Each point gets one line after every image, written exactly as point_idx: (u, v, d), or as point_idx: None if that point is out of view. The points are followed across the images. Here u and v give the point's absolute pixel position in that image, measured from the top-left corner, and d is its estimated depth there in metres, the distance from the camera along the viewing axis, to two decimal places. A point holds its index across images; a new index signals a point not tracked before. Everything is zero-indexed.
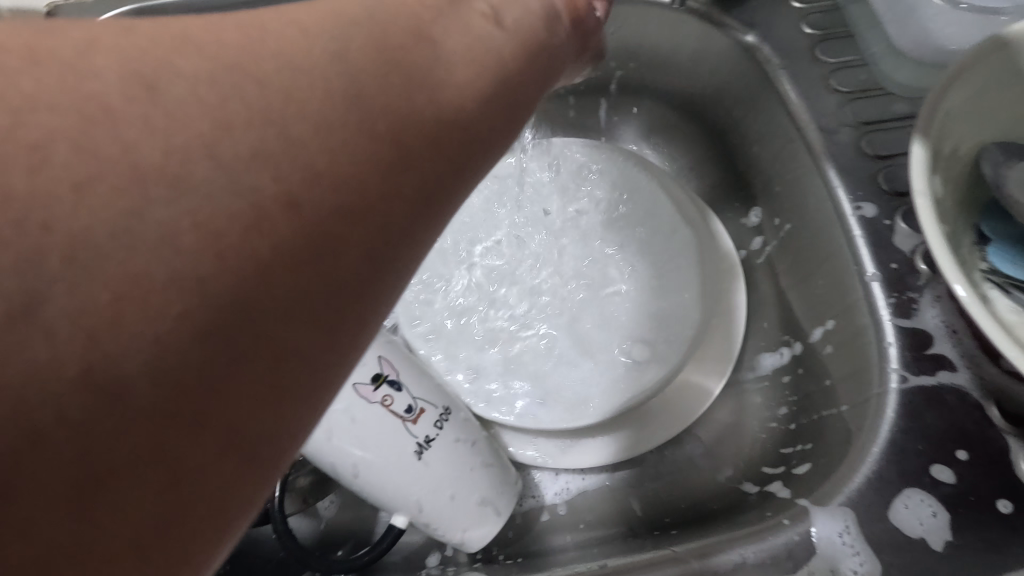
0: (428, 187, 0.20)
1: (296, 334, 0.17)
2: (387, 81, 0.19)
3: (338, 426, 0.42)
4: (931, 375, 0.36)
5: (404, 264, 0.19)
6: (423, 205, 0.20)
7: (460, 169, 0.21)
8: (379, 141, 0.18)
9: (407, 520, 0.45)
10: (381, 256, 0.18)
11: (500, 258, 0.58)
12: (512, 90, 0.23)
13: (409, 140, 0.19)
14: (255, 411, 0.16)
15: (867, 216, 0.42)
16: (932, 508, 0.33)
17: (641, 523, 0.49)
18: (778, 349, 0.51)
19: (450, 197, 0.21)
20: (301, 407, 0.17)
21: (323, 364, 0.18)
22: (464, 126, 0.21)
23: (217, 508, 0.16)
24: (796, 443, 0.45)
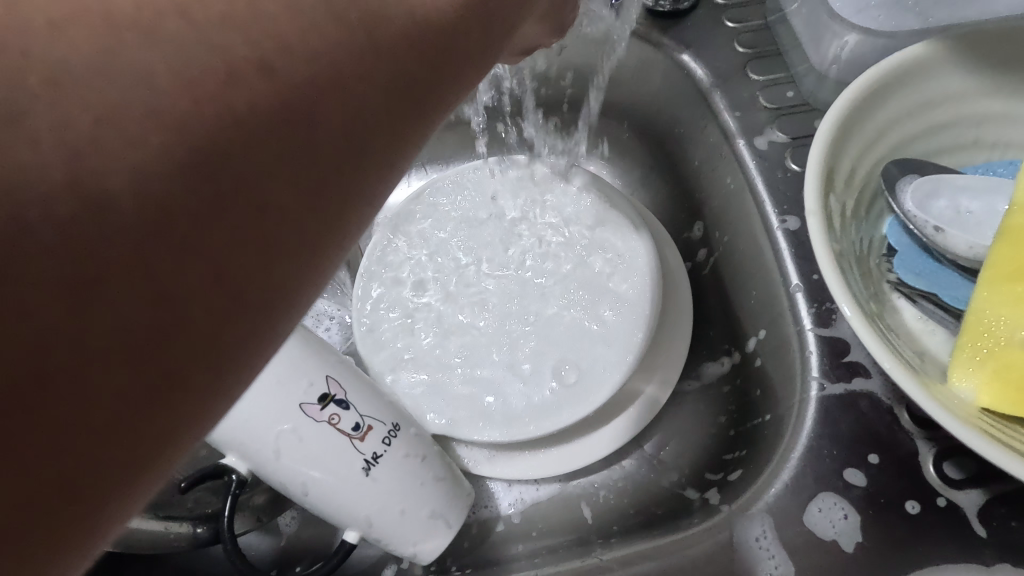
0: (374, 144, 0.20)
1: (280, 188, 0.17)
2: None
3: (286, 446, 0.43)
4: (846, 382, 0.38)
5: (384, 145, 0.20)
6: (402, 96, 0.20)
7: (438, 69, 0.21)
8: (356, 26, 0.18)
9: (359, 535, 0.46)
10: (360, 131, 0.19)
11: (455, 273, 0.60)
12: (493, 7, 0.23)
13: (386, 29, 0.19)
14: (242, 251, 0.17)
15: (792, 229, 0.44)
16: (844, 511, 0.34)
17: (591, 531, 0.51)
18: (718, 358, 0.54)
19: (429, 92, 0.21)
20: (287, 257, 0.18)
21: (307, 223, 0.18)
22: (417, 79, 0.20)
23: (206, 341, 0.16)
24: (736, 449, 0.48)
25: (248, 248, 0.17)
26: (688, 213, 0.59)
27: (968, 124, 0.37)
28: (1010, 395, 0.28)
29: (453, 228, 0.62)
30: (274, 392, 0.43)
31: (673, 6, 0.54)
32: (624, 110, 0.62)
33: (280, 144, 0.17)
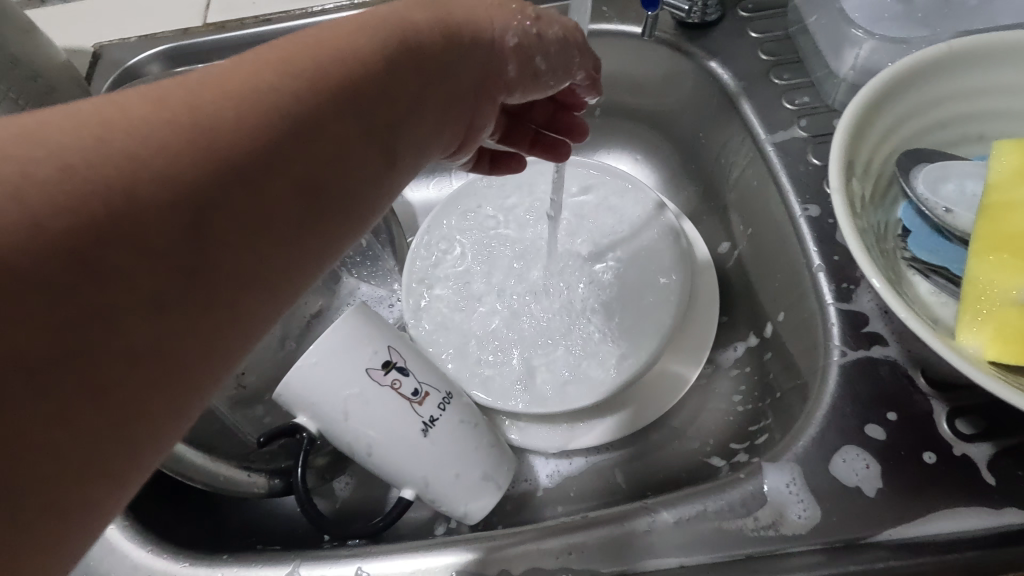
0: (232, 329, 0.24)
1: (151, 382, 0.21)
2: (254, 196, 0.24)
3: (354, 407, 0.48)
4: (867, 349, 0.42)
5: (243, 332, 0.24)
6: (264, 291, 0.25)
7: (304, 264, 0.26)
8: (236, 245, 0.23)
9: (415, 493, 0.50)
10: (224, 327, 0.23)
11: (497, 262, 0.65)
12: (374, 205, 0.29)
13: (263, 241, 0.24)
14: (112, 438, 0.21)
15: (813, 216, 0.48)
16: (866, 461, 0.38)
17: (626, 495, 0.55)
18: (733, 344, 0.60)
19: (289, 283, 0.26)
20: (150, 436, 0.22)
21: (171, 408, 0.22)
22: (286, 262, 0.25)
23: (67, 512, 0.20)
24: (761, 420, 0.52)
25: (117, 426, 0.21)
26: (714, 208, 0.64)
27: (970, 121, 0.42)
28: (1012, 347, 0.32)
29: (495, 221, 0.67)
30: (344, 358, 0.48)
31: (702, 17, 0.59)
32: (654, 115, 0.68)
33: (209, 288, 0.23)
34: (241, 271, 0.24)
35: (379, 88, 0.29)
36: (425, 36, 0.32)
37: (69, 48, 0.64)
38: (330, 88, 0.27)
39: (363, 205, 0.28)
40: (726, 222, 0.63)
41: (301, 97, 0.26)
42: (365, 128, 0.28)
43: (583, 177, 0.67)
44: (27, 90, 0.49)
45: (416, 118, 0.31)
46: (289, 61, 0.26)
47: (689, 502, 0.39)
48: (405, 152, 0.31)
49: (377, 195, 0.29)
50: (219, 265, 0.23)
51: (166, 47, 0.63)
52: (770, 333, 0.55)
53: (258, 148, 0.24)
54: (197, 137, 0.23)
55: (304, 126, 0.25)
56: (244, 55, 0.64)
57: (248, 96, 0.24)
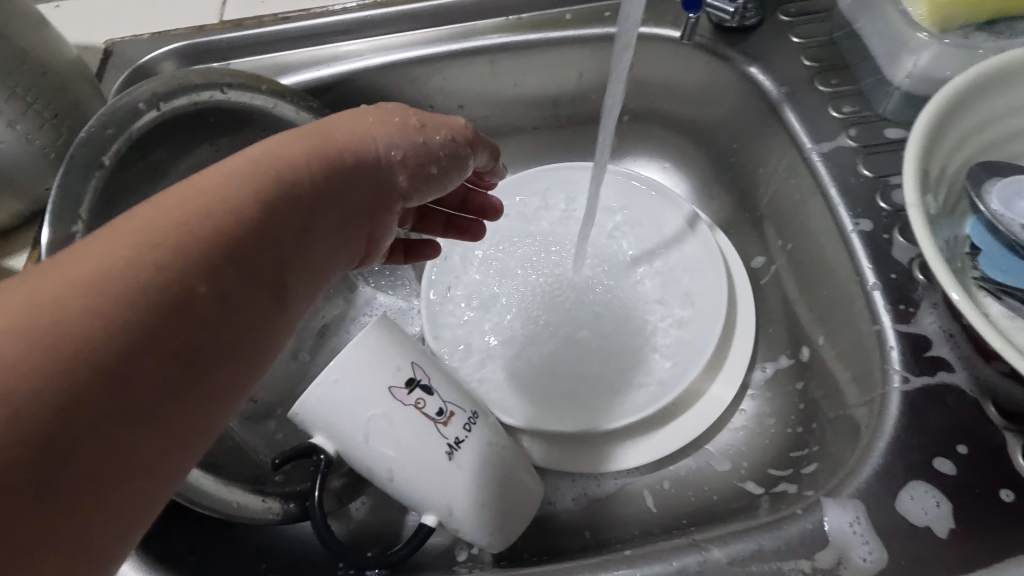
0: (106, 534, 0.22)
1: None
2: (122, 387, 0.23)
3: (377, 428, 0.45)
4: (931, 375, 0.39)
5: (123, 531, 0.23)
6: (144, 483, 0.24)
7: (187, 440, 0.25)
8: (106, 446, 0.22)
9: (438, 519, 0.47)
10: (99, 533, 0.22)
11: (521, 273, 0.62)
12: (264, 350, 0.29)
13: (136, 432, 0.23)
14: None
15: (865, 231, 0.46)
16: (936, 499, 0.35)
17: (656, 522, 0.52)
18: (764, 364, 0.57)
19: (174, 463, 0.25)
20: None
21: None
22: (167, 444, 0.24)
23: None
24: (805, 446, 0.49)
25: None
26: (749, 221, 0.61)
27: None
28: None
29: (520, 231, 0.64)
30: (366, 376, 0.45)
31: (741, 22, 0.56)
32: (685, 122, 0.65)
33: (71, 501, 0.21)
34: (111, 471, 0.22)
35: (251, 238, 0.28)
36: (304, 169, 0.32)
37: (79, 44, 0.62)
38: (194, 250, 0.26)
39: (247, 357, 0.28)
40: (763, 236, 0.60)
41: (160, 269, 0.25)
42: (239, 279, 0.27)
43: (614, 183, 0.64)
44: (36, 86, 0.46)
45: (299, 254, 0.31)
46: (141, 232, 0.25)
47: (740, 540, 0.36)
48: (290, 289, 0.30)
49: (266, 340, 0.29)
50: (79, 474, 0.21)
51: (180, 44, 0.60)
52: (806, 357, 0.53)
53: (115, 337, 0.23)
54: (37, 342, 0.21)
55: (168, 299, 0.25)
56: (262, 55, 0.62)
57: (102, 283, 0.24)
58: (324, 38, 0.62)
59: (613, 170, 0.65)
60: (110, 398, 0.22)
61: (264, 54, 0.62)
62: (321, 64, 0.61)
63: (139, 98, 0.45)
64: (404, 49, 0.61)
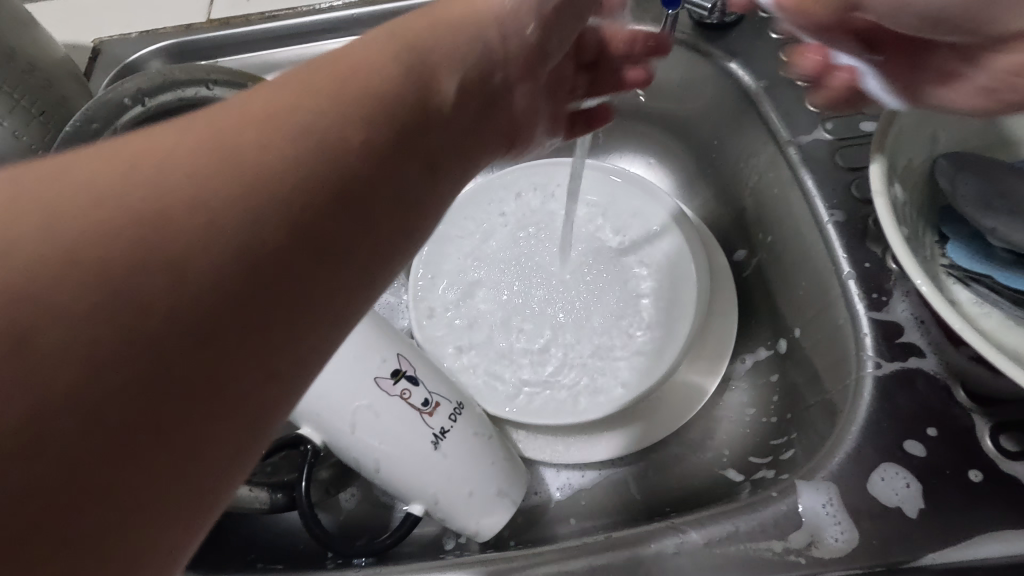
0: (251, 411, 0.20)
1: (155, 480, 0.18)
2: (272, 251, 0.21)
3: (363, 419, 0.45)
4: (902, 360, 0.40)
5: (270, 411, 0.21)
6: (291, 363, 0.21)
7: (332, 323, 0.23)
8: (255, 310, 0.20)
9: (424, 508, 0.47)
10: (245, 407, 0.20)
11: (505, 267, 0.62)
12: (406, 240, 0.26)
13: (288, 302, 0.21)
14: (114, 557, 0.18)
15: (840, 221, 0.47)
16: (906, 480, 0.36)
17: (640, 509, 0.52)
18: (741, 357, 0.58)
19: (321, 346, 0.22)
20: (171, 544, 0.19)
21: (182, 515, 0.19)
22: (315, 322, 0.22)
23: None
24: (784, 433, 0.50)
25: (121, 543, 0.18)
26: (730, 214, 0.62)
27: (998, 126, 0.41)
28: None
29: (503, 226, 0.65)
30: (352, 367, 0.45)
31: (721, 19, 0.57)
32: (668, 116, 0.66)
33: (221, 367, 0.19)
34: (260, 341, 0.20)
35: (358, 138, 0.24)
36: (422, 61, 0.29)
37: (66, 44, 0.62)
38: (295, 147, 0.22)
39: (358, 275, 0.23)
40: (744, 229, 0.60)
41: (259, 165, 0.21)
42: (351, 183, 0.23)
43: (596, 179, 0.65)
44: (25, 85, 0.47)
45: (417, 162, 0.26)
46: (234, 126, 0.22)
47: (718, 522, 0.37)
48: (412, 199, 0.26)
49: (410, 229, 0.26)
50: (230, 337, 0.20)
51: (167, 43, 0.61)
52: (784, 348, 0.54)
53: (210, 239, 0.20)
54: (191, 189, 0.20)
55: (267, 198, 0.21)
56: (249, 53, 0.62)
57: (202, 178, 0.20)
58: (310, 37, 0.62)
59: (595, 165, 0.66)
60: (218, 310, 0.19)
61: (250, 53, 0.62)
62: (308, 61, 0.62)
63: (124, 94, 0.46)
64: None
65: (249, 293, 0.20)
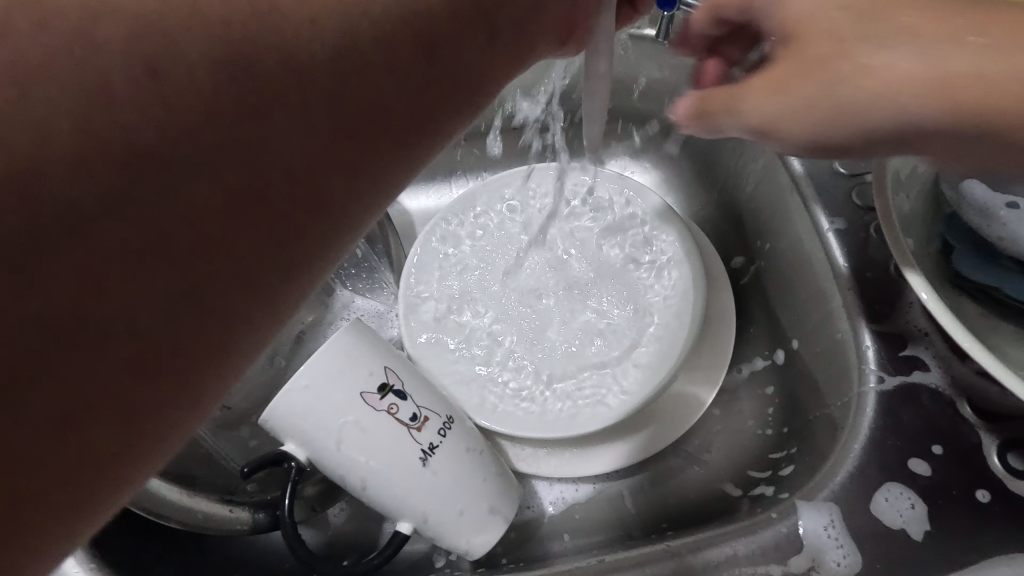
0: (286, 255, 0.22)
1: (200, 304, 0.20)
2: (309, 102, 0.21)
3: (349, 436, 0.44)
4: (906, 374, 0.39)
5: (304, 261, 0.23)
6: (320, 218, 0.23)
7: (359, 190, 0.24)
8: (291, 152, 0.21)
9: (413, 527, 0.46)
10: (280, 249, 0.22)
11: (497, 275, 0.61)
12: (427, 122, 0.26)
13: (319, 159, 0.22)
14: (164, 371, 0.19)
15: (841, 229, 0.45)
16: (910, 500, 0.35)
17: (636, 525, 0.51)
18: (739, 366, 0.56)
19: (348, 210, 0.24)
20: (213, 370, 0.21)
21: (224, 344, 0.21)
22: (339, 182, 0.23)
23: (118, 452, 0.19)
24: (785, 447, 0.48)
25: (167, 354, 0.19)
26: (729, 219, 0.60)
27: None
28: None
29: (496, 233, 0.63)
30: (337, 382, 0.44)
31: None
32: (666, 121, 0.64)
33: (259, 206, 0.21)
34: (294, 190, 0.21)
35: (342, 80, 0.22)
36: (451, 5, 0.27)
37: None
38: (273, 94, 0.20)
39: (322, 225, 0.23)
40: (742, 236, 0.59)
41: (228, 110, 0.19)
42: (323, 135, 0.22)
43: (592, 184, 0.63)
44: None
45: (405, 110, 0.25)
46: (204, 36, 0.19)
47: (716, 545, 0.35)
48: (390, 147, 0.25)
49: (429, 116, 0.26)
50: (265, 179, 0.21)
51: None
52: (783, 359, 0.53)
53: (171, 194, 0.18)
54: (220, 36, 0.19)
55: (232, 152, 0.20)
56: None
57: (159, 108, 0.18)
58: None
59: (593, 169, 0.64)
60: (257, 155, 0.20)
61: None
62: None
63: None
64: None
65: (208, 251, 0.19)
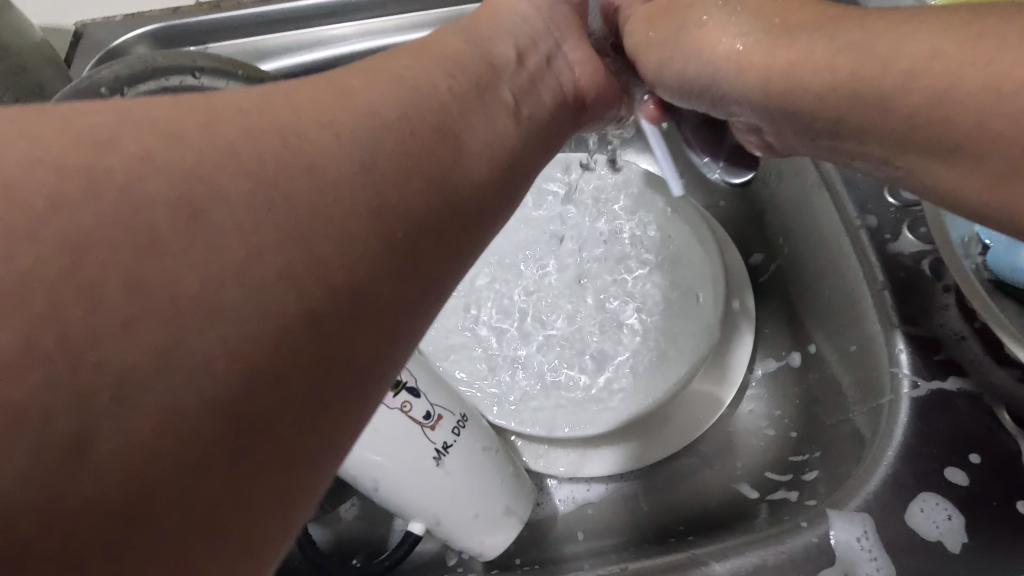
0: (359, 361, 0.19)
1: (275, 420, 0.17)
2: (366, 197, 0.20)
3: (361, 435, 0.43)
4: (942, 380, 0.37)
5: (378, 370, 0.20)
6: (390, 316, 0.20)
7: (425, 285, 0.22)
8: (355, 249, 0.19)
9: (425, 527, 0.45)
10: (354, 355, 0.19)
11: (508, 266, 0.59)
12: (479, 206, 0.25)
13: (383, 254, 0.20)
14: (238, 502, 0.16)
15: (871, 226, 0.44)
16: (947, 512, 0.34)
17: (653, 526, 0.50)
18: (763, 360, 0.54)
19: (416, 307, 0.21)
20: (289, 497, 0.18)
21: (302, 463, 0.18)
22: (405, 278, 0.21)
23: None
24: (805, 451, 0.47)
25: (243, 478, 0.16)
26: (748, 214, 0.59)
27: None
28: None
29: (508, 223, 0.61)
30: None
31: None
32: None
33: (330, 311, 0.18)
34: (362, 294, 0.19)
35: (385, 185, 0.21)
36: None
37: (41, 25, 0.56)
38: (315, 237, 0.19)
39: (372, 362, 0.20)
40: (761, 233, 0.57)
41: (291, 236, 0.18)
42: (375, 263, 0.20)
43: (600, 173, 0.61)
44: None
45: (458, 201, 0.24)
46: (241, 181, 0.18)
47: (743, 555, 0.34)
48: (449, 241, 0.23)
49: (480, 200, 0.25)
50: (334, 278, 0.19)
51: (155, 26, 0.55)
52: (798, 361, 0.52)
53: (211, 362, 0.16)
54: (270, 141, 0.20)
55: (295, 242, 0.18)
56: (240, 38, 0.57)
57: (203, 269, 0.17)
58: (304, 21, 0.57)
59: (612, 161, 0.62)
60: (320, 254, 0.19)
61: (244, 38, 0.57)
62: (303, 49, 0.57)
63: (99, 83, 0.42)
64: (390, 33, 0.57)
65: (287, 369, 0.17)
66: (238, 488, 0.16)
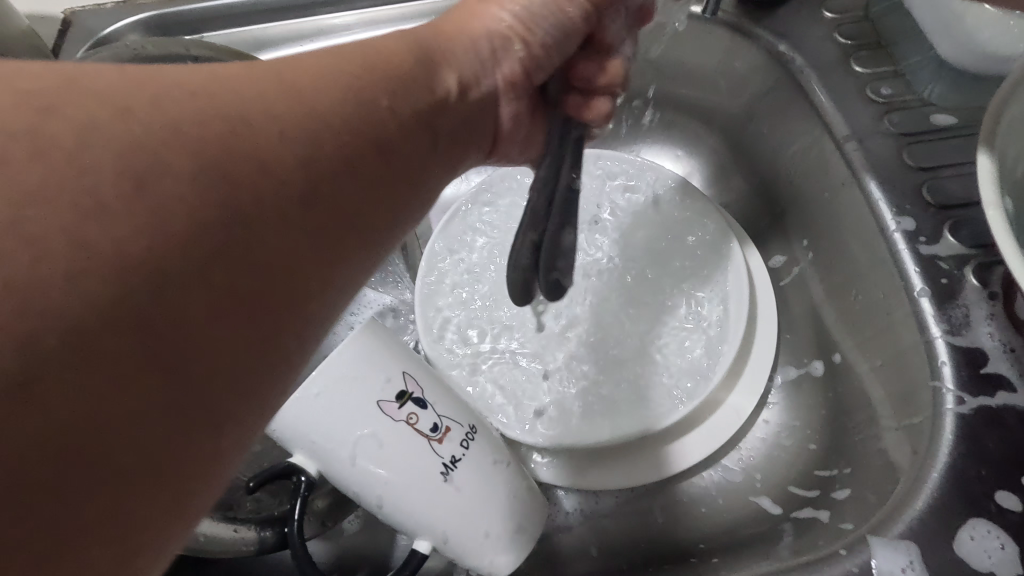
0: (259, 363, 0.21)
1: (166, 414, 0.18)
2: (284, 209, 0.22)
3: (364, 450, 0.40)
4: (990, 396, 0.35)
5: (277, 372, 0.22)
6: (293, 323, 0.22)
7: (327, 296, 0.23)
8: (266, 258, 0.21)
9: (431, 546, 0.42)
10: (253, 355, 0.20)
11: None
12: (379, 222, 0.26)
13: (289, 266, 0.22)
14: (130, 489, 0.17)
15: (908, 230, 0.41)
16: (1000, 540, 0.31)
17: (670, 544, 0.47)
18: (785, 368, 0.52)
19: (317, 317, 0.23)
20: (180, 491, 0.18)
21: (195, 458, 0.19)
22: (308, 290, 0.22)
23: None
24: (832, 466, 0.45)
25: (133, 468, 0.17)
26: (769, 214, 0.55)
27: None
28: None
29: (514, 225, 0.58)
30: (351, 390, 0.40)
31: None
32: (702, 106, 0.59)
33: (228, 316, 0.20)
34: (266, 301, 0.21)
35: (307, 199, 0.22)
36: None
37: (29, 14, 0.53)
38: (225, 242, 0.20)
39: (272, 364, 0.21)
40: (783, 233, 0.54)
41: (201, 237, 0.19)
42: (281, 273, 0.21)
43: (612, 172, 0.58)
44: None
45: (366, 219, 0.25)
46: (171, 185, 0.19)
47: None
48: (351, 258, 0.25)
49: (379, 217, 0.26)
50: (238, 284, 0.20)
51: (147, 16, 0.52)
52: (824, 369, 0.49)
53: (104, 353, 0.16)
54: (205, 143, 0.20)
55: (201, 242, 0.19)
56: (236, 28, 0.54)
57: (108, 259, 0.17)
58: (304, 10, 0.54)
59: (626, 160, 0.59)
60: (226, 256, 0.20)
61: (242, 27, 0.54)
62: (303, 39, 0.54)
63: None
64: (394, 23, 0.55)
65: (179, 366, 0.18)
66: (127, 479, 0.17)
